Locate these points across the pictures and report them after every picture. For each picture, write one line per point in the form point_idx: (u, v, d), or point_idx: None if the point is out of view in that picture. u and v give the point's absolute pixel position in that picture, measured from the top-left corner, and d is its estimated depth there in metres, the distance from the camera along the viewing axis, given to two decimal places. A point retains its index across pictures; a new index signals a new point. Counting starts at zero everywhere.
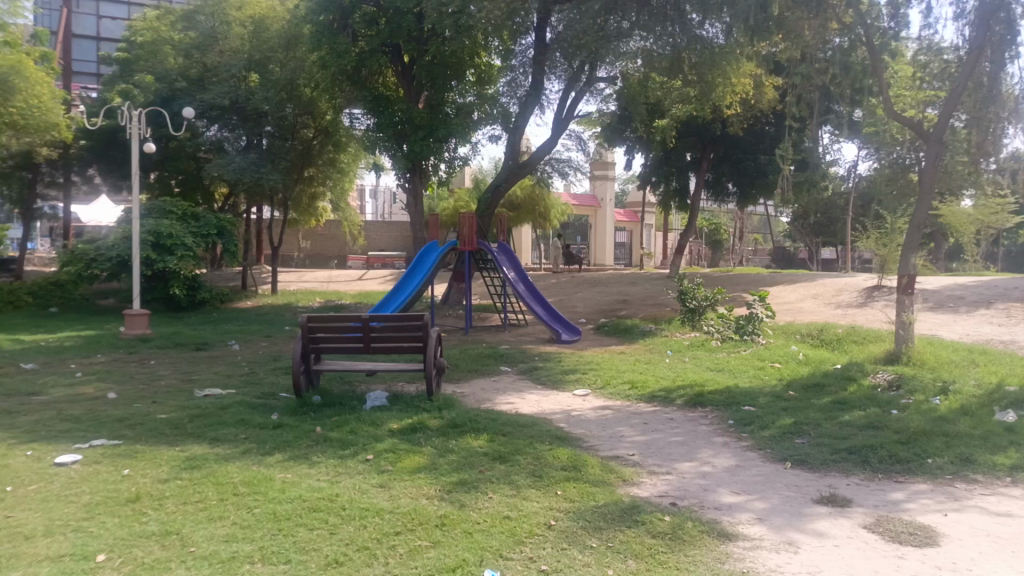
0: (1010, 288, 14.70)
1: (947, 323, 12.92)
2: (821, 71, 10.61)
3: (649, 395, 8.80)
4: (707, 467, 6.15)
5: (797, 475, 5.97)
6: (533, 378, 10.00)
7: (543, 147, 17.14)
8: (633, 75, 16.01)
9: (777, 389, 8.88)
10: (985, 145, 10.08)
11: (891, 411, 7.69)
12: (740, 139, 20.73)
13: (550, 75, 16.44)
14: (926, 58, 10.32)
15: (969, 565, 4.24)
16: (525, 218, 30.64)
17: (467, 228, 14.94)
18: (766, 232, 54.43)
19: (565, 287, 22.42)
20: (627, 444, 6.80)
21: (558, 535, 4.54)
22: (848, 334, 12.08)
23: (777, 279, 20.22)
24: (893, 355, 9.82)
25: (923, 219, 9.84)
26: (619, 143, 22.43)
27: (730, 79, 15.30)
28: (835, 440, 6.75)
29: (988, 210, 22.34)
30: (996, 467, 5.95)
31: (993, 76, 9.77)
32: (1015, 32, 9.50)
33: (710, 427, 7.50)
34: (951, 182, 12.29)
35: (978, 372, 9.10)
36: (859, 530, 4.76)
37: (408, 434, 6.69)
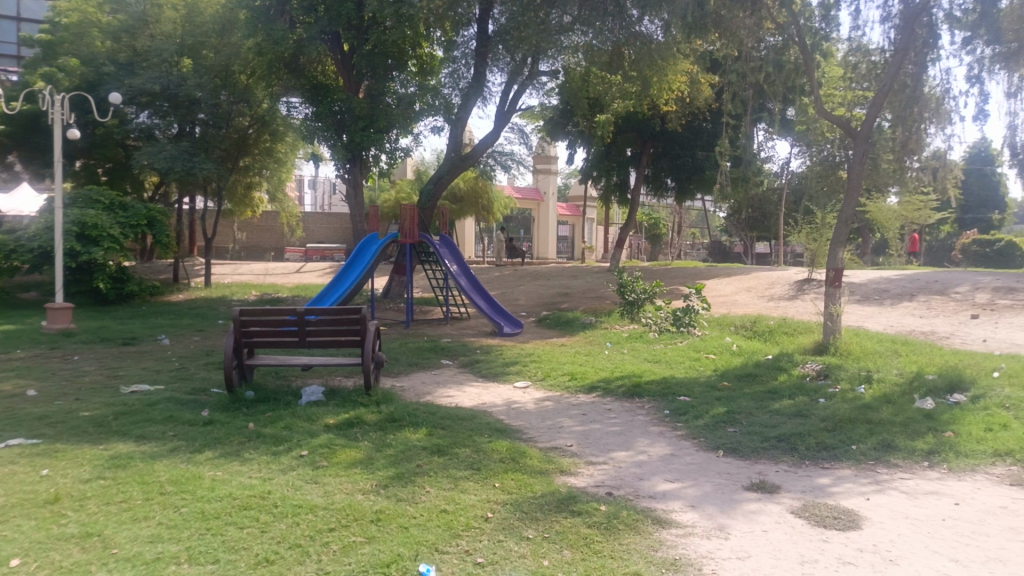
0: (931, 282, 15.40)
1: (872, 315, 13.46)
2: (756, 69, 10.84)
3: (588, 386, 8.87)
4: (642, 456, 6.24)
5: (728, 462, 6.11)
6: (473, 371, 9.99)
7: (486, 140, 17.08)
8: (575, 69, 16.13)
9: (711, 379, 9.09)
10: (909, 144, 10.42)
11: (819, 399, 7.96)
12: (678, 135, 21.04)
13: (493, 67, 16.48)
14: (855, 59, 10.76)
15: (889, 547, 4.42)
16: (467, 211, 30.46)
17: (408, 220, 14.70)
18: (704, 226, 55.30)
19: (508, 281, 22.37)
20: (566, 435, 6.86)
21: (494, 527, 4.53)
22: (780, 326, 12.45)
23: (713, 273, 20.73)
24: (821, 345, 10.18)
25: (850, 214, 10.21)
26: (561, 137, 22.60)
27: (669, 76, 15.50)
28: (766, 428, 6.95)
29: (911, 206, 23.29)
30: (914, 452, 6.22)
31: (915, 78, 10.17)
32: (937, 35, 9.91)
33: (647, 416, 7.61)
34: (878, 179, 12.78)
35: (900, 361, 9.51)
36: (787, 516, 4.90)
37: (345, 429, 6.58)
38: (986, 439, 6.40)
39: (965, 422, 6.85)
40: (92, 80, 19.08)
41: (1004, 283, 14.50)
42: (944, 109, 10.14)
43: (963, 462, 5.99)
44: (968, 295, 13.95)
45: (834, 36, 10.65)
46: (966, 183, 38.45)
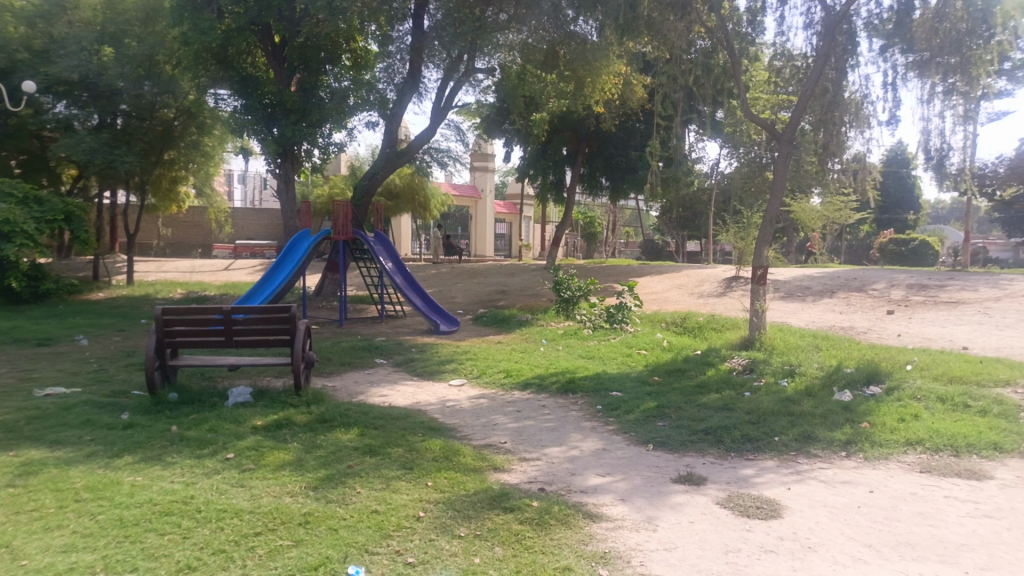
0: (850, 279, 16.08)
1: (795, 311, 13.97)
2: (686, 72, 11.13)
3: (522, 383, 8.92)
4: (574, 451, 6.32)
5: (657, 456, 6.24)
6: (407, 370, 9.90)
7: (422, 136, 16.95)
8: (511, 67, 16.08)
9: (642, 374, 9.27)
10: (830, 146, 10.91)
11: (744, 393, 8.22)
12: (612, 135, 21.36)
13: (428, 63, 16.33)
14: (780, 64, 11.20)
15: (808, 534, 4.59)
16: (403, 208, 30.14)
17: (342, 216, 14.45)
18: (638, 224, 56.25)
19: (444, 278, 22.28)
20: (499, 432, 6.88)
21: (426, 526, 4.51)
22: (709, 322, 12.79)
23: (645, 271, 21.14)
24: (747, 340, 10.50)
25: (775, 214, 10.56)
26: (498, 135, 22.63)
27: (601, 77, 15.69)
28: (694, 422, 7.13)
29: (832, 207, 24.24)
30: (833, 443, 6.48)
31: (836, 82, 10.59)
32: (856, 42, 10.38)
33: (580, 412, 7.70)
34: (801, 180, 13.27)
35: (820, 355, 9.91)
36: (713, 506, 5.04)
37: (273, 431, 6.43)
38: (899, 429, 6.72)
39: (880, 413, 7.18)
40: (4, 67, 17.74)
41: (917, 280, 15.24)
42: (863, 113, 10.58)
43: (878, 451, 6.28)
44: (884, 292, 14.61)
45: (759, 41, 10.95)
46: (883, 185, 40.18)
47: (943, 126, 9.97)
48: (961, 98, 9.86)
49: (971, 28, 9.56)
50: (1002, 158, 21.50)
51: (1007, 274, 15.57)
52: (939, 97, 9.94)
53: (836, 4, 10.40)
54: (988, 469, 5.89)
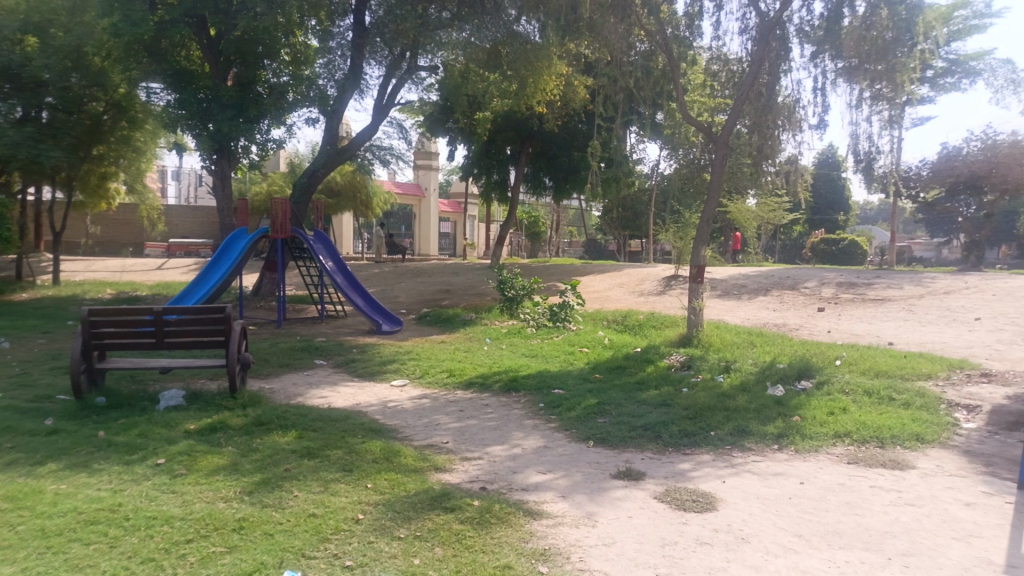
0: (783, 278, 16.58)
1: (732, 309, 14.34)
2: (627, 74, 11.24)
3: (465, 382, 8.90)
4: (516, 449, 6.35)
5: (597, 452, 6.32)
6: (348, 371, 9.77)
7: (363, 133, 16.77)
8: (454, 65, 15.98)
9: (584, 371, 9.37)
10: (764, 149, 11.22)
11: (682, 388, 8.40)
12: (555, 135, 21.48)
13: (370, 59, 16.30)
14: (717, 67, 11.49)
15: (741, 526, 4.72)
16: (345, 206, 29.71)
17: (280, 214, 14.18)
18: (581, 224, 56.76)
19: (386, 278, 22.07)
20: (441, 431, 6.86)
21: (364, 529, 4.46)
22: (649, 320, 13.01)
23: (588, 270, 21.35)
24: (686, 338, 10.72)
25: (711, 214, 10.81)
26: (441, 133, 22.55)
27: (544, 77, 15.76)
28: (634, 418, 7.25)
29: (767, 208, 24.95)
30: (766, 436, 6.68)
31: (769, 87, 10.92)
32: (789, 48, 10.68)
33: (523, 410, 7.74)
34: (737, 182, 13.60)
35: (755, 351, 10.19)
36: (651, 501, 5.13)
37: (207, 435, 6.26)
38: (828, 422, 6.97)
39: (810, 407, 7.44)
40: None
41: (846, 279, 15.82)
42: (795, 117, 10.93)
43: (808, 443, 6.50)
44: (815, 290, 15.13)
45: (697, 44, 11.20)
46: (815, 187, 41.59)
47: (871, 131, 10.37)
48: (887, 104, 10.27)
49: (897, 37, 9.90)
50: (925, 162, 22.51)
51: (929, 273, 16.30)
52: (866, 103, 10.34)
53: (770, 11, 10.68)
54: (910, 459, 6.16)
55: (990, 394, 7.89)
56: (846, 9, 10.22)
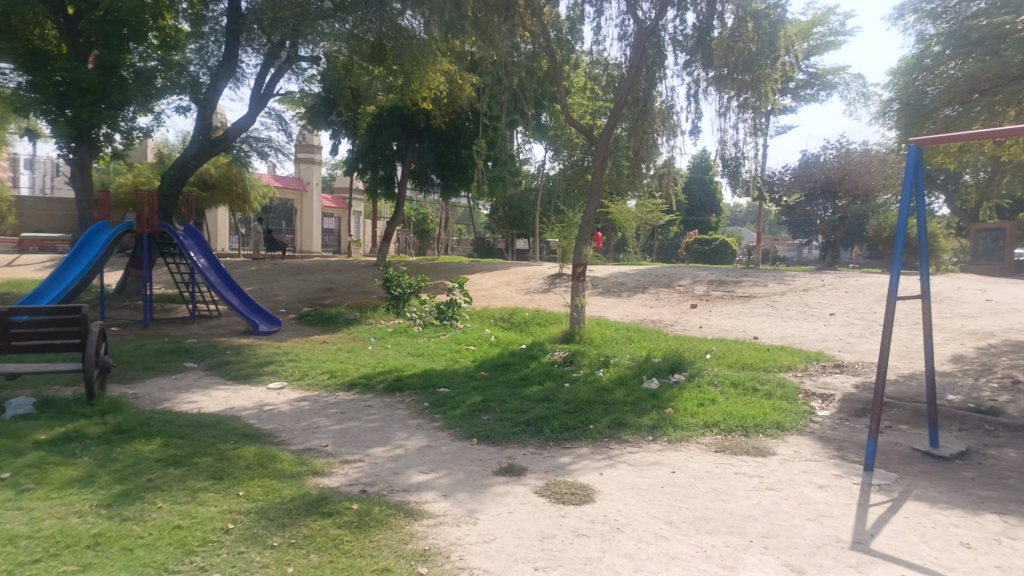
0: (660, 276, 17.29)
1: (612, 306, 14.81)
2: (510, 73, 11.21)
3: (347, 383, 8.70)
4: (398, 450, 6.27)
5: (480, 449, 6.34)
6: (221, 374, 9.31)
7: (239, 124, 16.05)
8: (338, 57, 15.58)
9: (469, 369, 9.39)
10: (642, 152, 11.66)
11: (564, 383, 8.59)
12: (442, 132, 21.35)
13: (246, 48, 15.74)
14: (598, 71, 11.80)
15: (617, 516, 4.87)
16: (220, 199, 28.31)
17: (147, 207, 13.35)
18: (468, 222, 56.87)
19: (266, 275, 21.25)
20: (320, 434, 6.67)
21: (234, 538, 4.27)
22: (534, 317, 13.21)
23: (475, 267, 21.42)
24: (568, 334, 10.96)
25: (593, 214, 11.08)
26: (324, 126, 21.94)
27: (430, 75, 15.67)
28: (517, 414, 7.33)
29: (645, 209, 25.94)
30: (642, 428, 6.93)
31: (646, 93, 11.30)
32: (664, 55, 11.10)
33: (406, 410, 7.65)
34: (616, 183, 14.06)
35: (632, 347, 10.56)
36: (531, 496, 5.20)
37: (60, 445, 5.79)
38: (698, 413, 7.33)
39: (682, 399, 7.79)
40: None
41: (717, 277, 16.72)
42: (670, 122, 11.42)
43: (680, 434, 6.80)
44: (689, 288, 15.89)
45: (578, 48, 11.55)
46: (689, 190, 43.73)
47: (737, 138, 10.99)
48: (752, 112, 10.91)
49: (760, 49, 10.56)
50: (786, 168, 24.11)
51: (789, 272, 17.48)
52: (734, 111, 10.94)
53: (647, 19, 11.11)
54: (772, 446, 6.58)
55: (841, 383, 8.57)
56: (716, 21, 10.71)
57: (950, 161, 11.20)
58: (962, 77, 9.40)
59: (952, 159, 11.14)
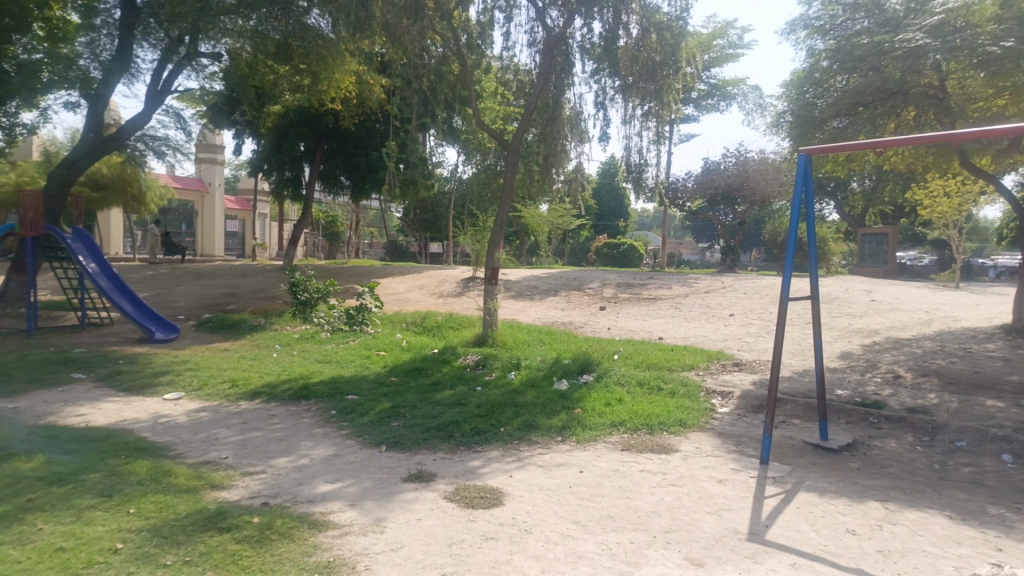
0: (571, 279, 17.58)
1: (525, 309, 14.93)
2: (419, 76, 11.17)
3: (250, 392, 8.40)
4: (304, 460, 6.10)
5: (389, 457, 6.26)
6: (113, 385, 8.80)
7: (134, 121, 15.27)
8: (241, 55, 15.10)
9: (379, 375, 9.24)
10: (551, 158, 11.82)
11: (476, 387, 8.59)
12: (352, 134, 20.96)
13: (142, 42, 15.07)
14: (509, 76, 11.87)
15: (526, 518, 4.91)
16: (113, 200, 26.86)
17: (31, 210, 12.57)
18: (380, 225, 56.10)
19: (164, 280, 20.28)
20: (221, 446, 6.41)
21: (124, 559, 4.04)
22: (446, 321, 13.17)
23: (386, 271, 21.16)
24: (480, 337, 10.96)
25: (504, 218, 11.14)
26: (226, 125, 21.30)
27: (339, 76, 15.42)
28: (427, 420, 7.27)
29: (557, 213, 26.33)
30: (552, 430, 7.01)
31: (555, 99, 11.47)
32: (571, 63, 11.30)
33: (312, 419, 7.45)
34: (526, 188, 14.21)
35: (544, 349, 10.69)
36: (440, 501, 5.17)
37: None
38: (606, 412, 7.48)
39: (591, 399, 7.93)
40: None
41: (625, 280, 17.13)
42: (578, 129, 11.62)
43: (588, 434, 6.92)
44: (598, 290, 16.22)
45: (489, 53, 11.57)
46: (599, 195, 44.73)
47: (641, 145, 11.30)
48: (656, 121, 11.23)
49: (663, 59, 10.89)
50: (690, 175, 25.00)
51: (693, 274, 18.13)
52: (638, 119, 11.25)
53: (555, 26, 11.28)
54: (675, 443, 6.79)
55: (740, 381, 8.93)
56: (621, 31, 10.97)
57: (838, 170, 11.89)
58: (848, 91, 10.00)
59: (839, 168, 11.82)
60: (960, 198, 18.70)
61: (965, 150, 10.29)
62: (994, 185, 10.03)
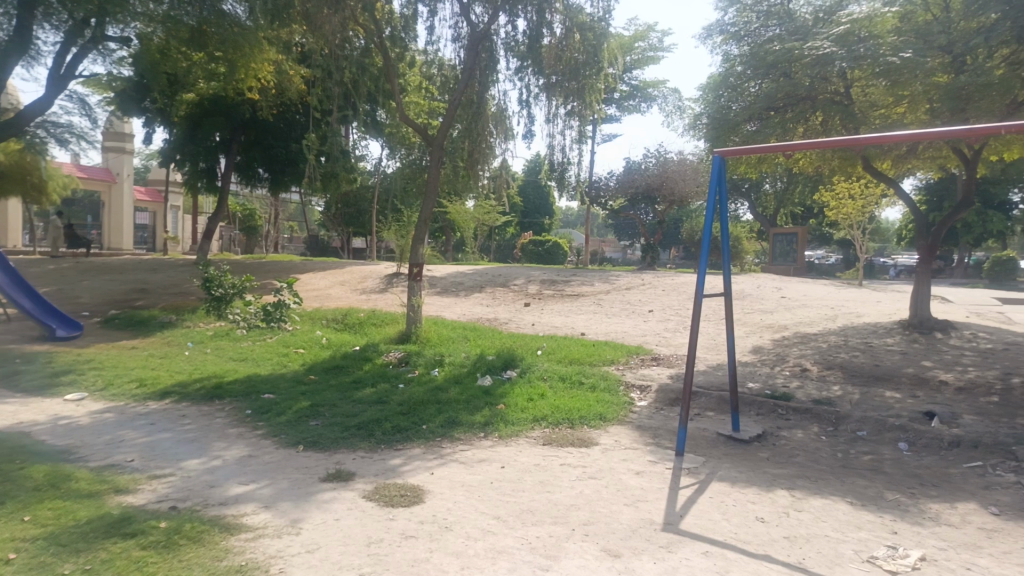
0: (496, 276, 17.62)
1: (449, 305, 14.87)
2: (340, 67, 10.94)
3: (160, 392, 8.05)
4: (216, 461, 5.89)
5: (306, 456, 6.11)
6: (8, 386, 8.28)
7: (33, 106, 14.40)
8: (151, 39, 14.42)
9: (298, 373, 9.02)
10: (475, 155, 11.80)
11: (398, 385, 8.50)
12: (271, 125, 20.36)
13: (43, 24, 14.10)
14: (432, 71, 11.76)
15: (446, 515, 4.89)
16: (10, 189, 25.24)
17: None
18: (301, 219, 54.79)
19: (67, 275, 19.20)
20: (126, 449, 6.12)
21: (17, 570, 3.81)
22: (369, 317, 12.98)
23: (307, 267, 20.67)
24: (404, 334, 10.83)
25: (428, 213, 11.05)
26: (136, 113, 20.18)
27: (257, 65, 14.98)
28: (346, 418, 7.14)
29: (482, 210, 26.34)
30: (475, 426, 7.00)
31: (480, 95, 11.45)
32: (495, 60, 11.31)
33: (226, 419, 7.21)
34: (450, 184, 14.16)
35: (468, 345, 10.67)
36: (359, 501, 5.09)
37: None
38: (529, 408, 7.53)
39: (513, 394, 7.97)
40: None
41: (549, 276, 17.31)
42: (503, 126, 11.63)
43: (510, 429, 6.95)
44: (523, 287, 16.32)
45: (412, 46, 11.43)
46: (524, 192, 45.04)
47: (565, 144, 11.42)
48: (579, 120, 11.34)
49: (586, 59, 11.04)
50: (612, 174, 25.45)
51: (614, 272, 18.46)
52: (561, 118, 11.35)
53: (480, 22, 11.26)
54: (595, 437, 6.90)
55: (658, 375, 9.16)
56: (545, 29, 11.04)
57: (751, 171, 12.34)
58: (761, 95, 10.38)
59: (752, 170, 12.27)
60: (864, 200, 19.71)
61: (867, 155, 10.85)
62: (893, 188, 10.60)
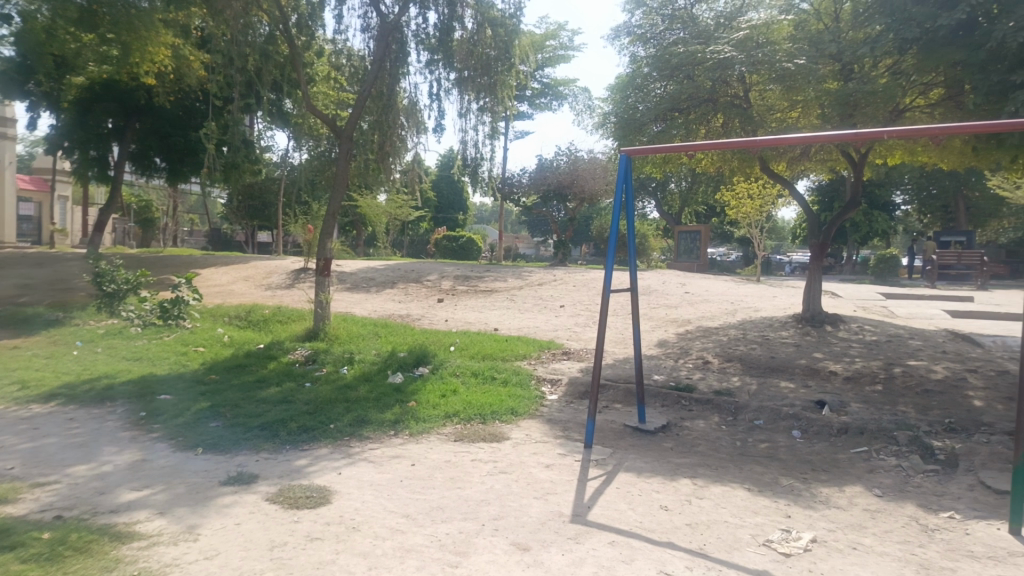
0: (407, 271, 17.44)
1: (360, 301, 14.60)
2: (242, 54, 10.50)
3: (44, 395, 7.53)
4: (107, 467, 5.57)
5: (206, 459, 5.87)
6: None
7: None
8: (35, 19, 13.46)
9: (197, 373, 8.64)
10: (386, 148, 11.61)
11: (304, 383, 8.27)
12: (168, 112, 19.41)
13: None
14: (341, 61, 11.48)
15: (354, 515, 4.80)
16: None
17: None
18: (203, 211, 52.52)
19: None
20: (4, 456, 5.69)
21: None
22: (274, 314, 12.57)
23: (209, 261, 19.80)
24: (312, 331, 10.54)
25: (337, 207, 10.80)
26: (19, 98, 18.72)
27: (153, 49, 14.22)
28: (249, 419, 6.90)
29: (394, 204, 25.99)
30: (384, 424, 6.90)
31: (390, 88, 11.26)
32: (406, 52, 11.16)
33: (118, 421, 6.82)
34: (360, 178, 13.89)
35: (378, 342, 10.50)
36: (262, 504, 4.93)
37: None
38: (439, 404, 7.49)
39: (424, 391, 7.91)
40: None
41: (461, 272, 17.25)
42: (415, 119, 11.51)
43: (421, 426, 6.89)
44: (435, 283, 16.22)
45: (320, 35, 11.11)
46: (437, 187, 44.76)
47: (476, 139, 11.40)
48: (490, 116, 11.34)
49: (497, 55, 11.06)
50: (525, 171, 25.62)
51: (527, 267, 18.61)
52: (473, 113, 11.32)
53: (390, 14, 11.08)
54: (505, 431, 6.94)
55: (568, 369, 9.30)
56: (456, 23, 10.99)
57: (656, 171, 12.70)
58: (667, 96, 10.69)
59: (658, 169, 12.63)
60: (762, 200, 20.62)
61: (765, 156, 11.36)
62: (789, 189, 11.11)
